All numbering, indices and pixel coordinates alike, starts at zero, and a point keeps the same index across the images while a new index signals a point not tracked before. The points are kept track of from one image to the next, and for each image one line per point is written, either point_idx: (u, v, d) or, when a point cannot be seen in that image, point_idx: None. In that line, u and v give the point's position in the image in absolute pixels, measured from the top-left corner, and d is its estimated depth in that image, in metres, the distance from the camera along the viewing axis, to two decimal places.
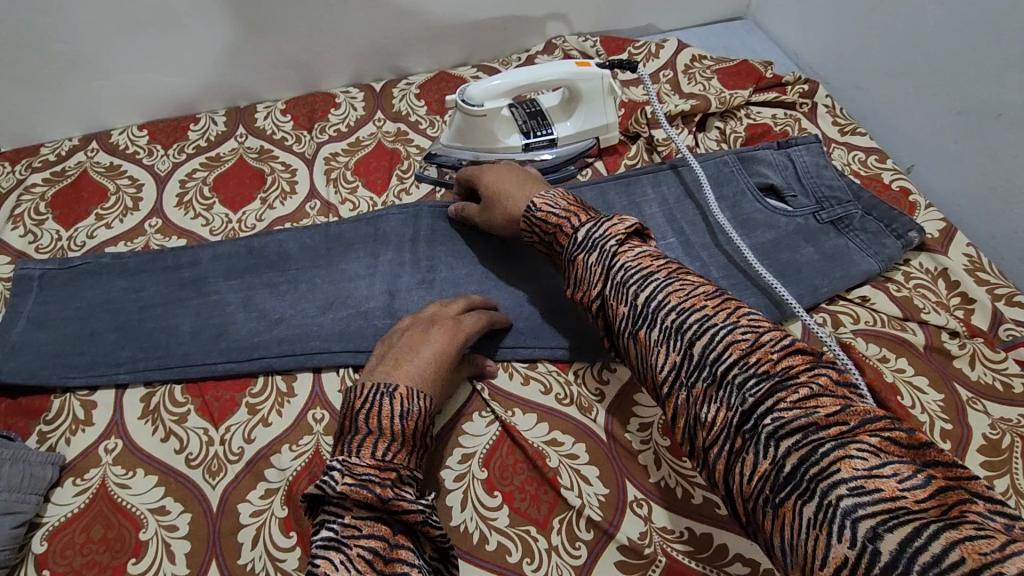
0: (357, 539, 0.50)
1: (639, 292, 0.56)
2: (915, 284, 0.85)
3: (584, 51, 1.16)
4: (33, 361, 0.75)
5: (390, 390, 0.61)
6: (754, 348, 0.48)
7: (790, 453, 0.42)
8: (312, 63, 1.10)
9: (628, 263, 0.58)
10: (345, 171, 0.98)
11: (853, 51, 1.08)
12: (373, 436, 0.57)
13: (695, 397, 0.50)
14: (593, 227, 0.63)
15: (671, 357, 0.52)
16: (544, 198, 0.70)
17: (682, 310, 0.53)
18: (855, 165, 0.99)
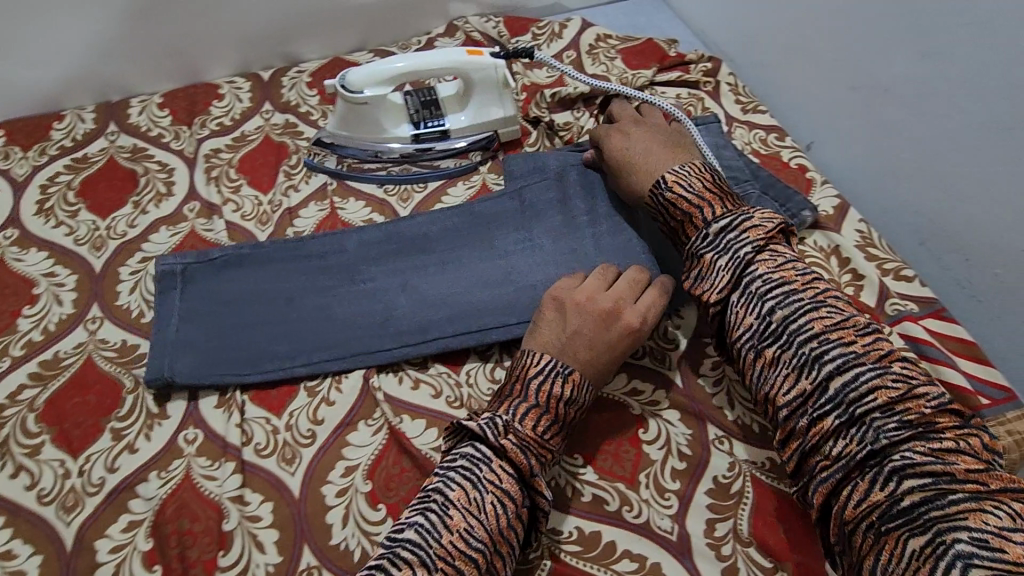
0: (495, 485, 0.56)
1: (776, 309, 0.59)
2: (809, 263, 0.85)
3: (485, 32, 1.11)
4: (180, 356, 0.72)
5: (565, 371, 0.62)
6: (901, 396, 0.52)
7: (913, 492, 0.49)
8: (191, 51, 1.02)
9: (768, 274, 0.60)
10: (227, 168, 0.92)
11: (756, 27, 1.07)
12: (537, 408, 0.60)
13: (818, 427, 0.54)
14: (729, 225, 0.64)
15: (800, 383, 0.56)
16: (678, 176, 0.68)
17: (826, 339, 0.56)
18: (755, 144, 0.99)
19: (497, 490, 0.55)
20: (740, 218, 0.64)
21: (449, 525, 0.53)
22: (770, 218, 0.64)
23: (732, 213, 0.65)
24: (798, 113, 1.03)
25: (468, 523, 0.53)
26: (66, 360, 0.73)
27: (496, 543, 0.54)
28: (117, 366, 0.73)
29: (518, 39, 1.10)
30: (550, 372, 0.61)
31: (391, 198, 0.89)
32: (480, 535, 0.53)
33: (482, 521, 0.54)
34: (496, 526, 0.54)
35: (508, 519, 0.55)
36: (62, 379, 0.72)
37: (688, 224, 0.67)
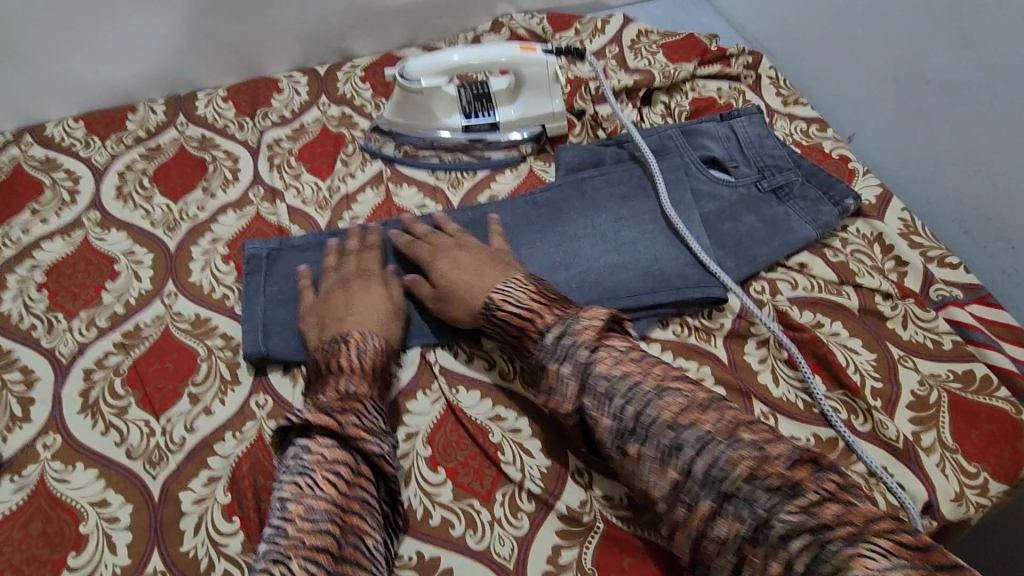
0: (324, 463, 0.59)
1: (627, 406, 0.59)
2: (852, 249, 0.86)
3: (530, 29, 1.15)
4: (271, 335, 0.76)
5: (346, 338, 0.69)
6: (760, 464, 0.52)
7: (803, 550, 0.48)
8: (253, 48, 1.07)
9: (609, 373, 0.60)
10: (288, 157, 0.97)
11: (797, 22, 1.08)
12: (343, 374, 0.66)
13: (702, 516, 0.54)
14: (562, 332, 0.64)
15: (671, 472, 0.56)
16: (504, 295, 0.68)
17: (679, 427, 0.56)
18: (797, 135, 1.01)
19: (322, 465, 0.58)
20: (574, 324, 0.64)
21: (290, 515, 0.55)
22: (600, 314, 0.64)
23: (564, 318, 0.65)
24: (839, 105, 1.05)
25: (304, 505, 0.55)
26: (146, 331, 0.79)
27: (343, 505, 0.56)
28: (193, 337, 0.78)
29: (562, 35, 1.13)
30: (337, 338, 0.69)
31: (443, 184, 0.93)
32: (320, 507, 0.55)
33: (319, 495, 0.56)
34: (336, 492, 0.57)
35: (347, 481, 0.58)
36: (144, 347, 0.77)
37: (525, 338, 0.66)
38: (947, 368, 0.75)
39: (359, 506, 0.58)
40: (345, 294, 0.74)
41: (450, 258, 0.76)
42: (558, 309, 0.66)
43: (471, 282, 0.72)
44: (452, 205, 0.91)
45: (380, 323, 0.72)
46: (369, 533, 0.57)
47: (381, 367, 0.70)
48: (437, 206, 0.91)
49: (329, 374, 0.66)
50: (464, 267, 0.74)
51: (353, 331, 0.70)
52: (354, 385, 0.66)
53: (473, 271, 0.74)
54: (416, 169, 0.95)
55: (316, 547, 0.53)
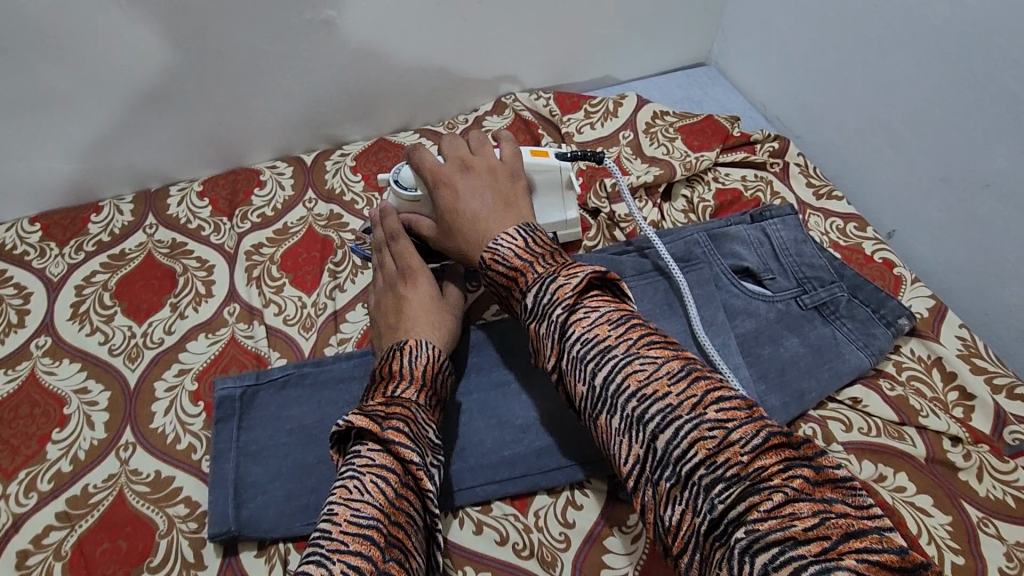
0: (370, 467, 0.53)
1: (598, 372, 0.48)
2: (908, 377, 0.76)
3: (536, 111, 1.06)
4: (243, 505, 0.64)
5: (400, 346, 0.65)
6: (722, 448, 0.41)
7: (765, 573, 0.37)
8: (232, 137, 0.97)
9: (583, 335, 0.50)
10: (269, 266, 0.86)
11: (825, 106, 1.00)
12: (393, 377, 0.62)
13: (656, 500, 0.44)
14: (539, 287, 0.54)
15: (632, 449, 0.46)
16: (493, 249, 0.60)
17: (643, 398, 0.46)
18: (833, 234, 0.91)
19: (372, 469, 0.52)
20: (550, 281, 0.54)
21: (336, 517, 0.49)
22: (581, 270, 0.53)
23: (544, 274, 0.55)
24: (876, 197, 0.96)
25: (353, 508, 0.49)
26: (95, 496, 0.67)
27: (391, 516, 0.50)
28: (151, 504, 0.66)
29: (571, 118, 1.04)
30: (392, 347, 0.65)
31: None
32: (369, 514, 0.49)
33: (367, 500, 0.50)
34: (385, 501, 0.50)
35: (396, 490, 0.52)
36: (92, 519, 0.65)
37: (513, 297, 0.59)
38: None
39: (406, 521, 0.51)
40: (396, 298, 0.73)
41: (455, 187, 0.69)
42: (547, 261, 0.57)
43: (473, 233, 0.65)
44: None
45: (436, 338, 0.69)
46: (413, 556, 0.50)
47: (438, 372, 0.65)
48: None
49: (379, 378, 0.62)
50: (472, 190, 0.68)
51: (407, 339, 0.66)
52: (406, 391, 0.61)
53: (480, 201, 0.67)
54: None
55: (360, 557, 0.46)
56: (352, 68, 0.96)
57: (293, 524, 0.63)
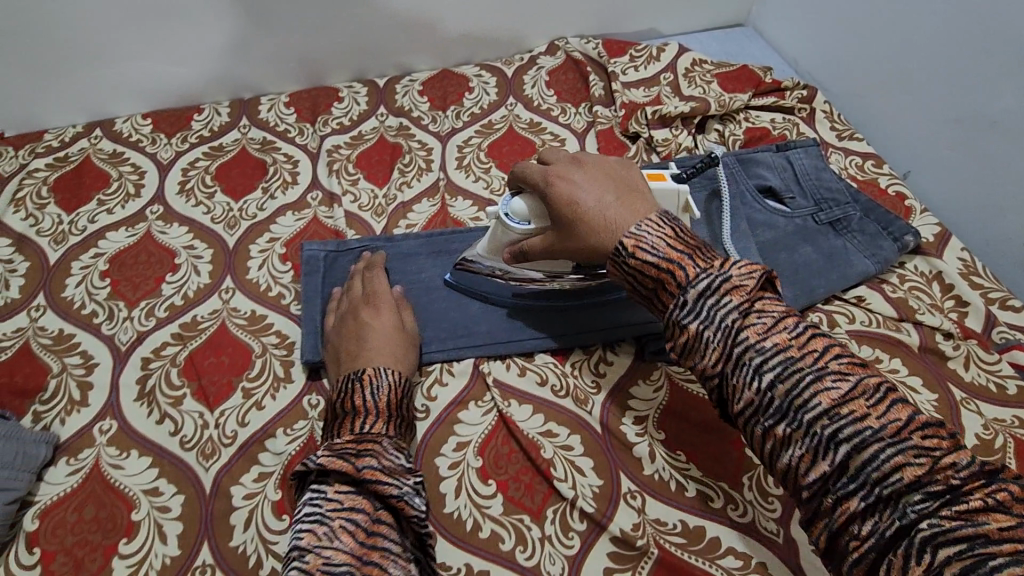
0: (340, 512, 0.55)
1: (776, 382, 0.47)
2: (909, 286, 0.85)
3: (585, 53, 1.17)
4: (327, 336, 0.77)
5: (357, 374, 0.66)
6: (927, 466, 0.41)
7: (951, 563, 0.38)
8: (317, 58, 1.10)
9: (760, 343, 0.48)
10: (346, 164, 0.99)
11: (852, 60, 1.09)
12: (354, 414, 0.63)
13: (774, 442, 0.47)
14: (706, 287, 0.52)
15: (818, 464, 0.45)
16: (638, 236, 0.57)
17: (837, 416, 0.44)
18: (852, 169, 1.00)
19: (341, 515, 0.54)
20: (711, 279, 0.52)
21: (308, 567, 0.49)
22: (754, 271, 0.52)
23: (711, 270, 0.53)
24: (894, 142, 1.05)
25: (323, 556, 0.50)
26: (203, 324, 0.80)
27: (364, 556, 0.51)
28: (248, 333, 0.79)
29: (617, 60, 1.14)
30: (351, 376, 0.67)
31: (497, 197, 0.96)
32: (340, 560, 0.51)
33: (337, 547, 0.51)
34: (356, 543, 0.52)
35: (365, 529, 0.53)
36: (201, 340, 0.78)
37: (662, 291, 0.55)
38: (1011, 413, 0.73)
39: (380, 558, 0.52)
40: (354, 321, 0.73)
41: (571, 179, 0.65)
42: (701, 256, 0.54)
43: (604, 225, 0.61)
44: None
45: (395, 360, 0.70)
46: None
47: (399, 401, 0.67)
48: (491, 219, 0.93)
49: (343, 414, 0.63)
50: (591, 183, 0.64)
51: (364, 369, 0.67)
52: (370, 425, 0.62)
53: (600, 191, 0.63)
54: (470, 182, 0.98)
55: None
56: (427, 2, 1.08)
57: None
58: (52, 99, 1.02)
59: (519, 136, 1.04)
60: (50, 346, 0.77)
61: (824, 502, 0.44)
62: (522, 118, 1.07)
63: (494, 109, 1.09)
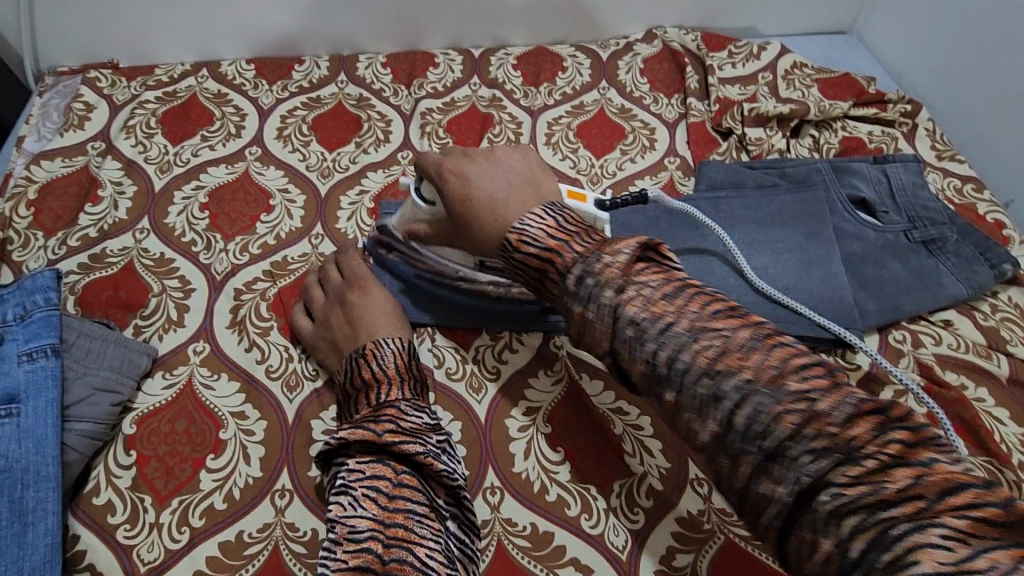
0: (362, 481, 0.55)
1: (733, 408, 0.42)
2: (1002, 316, 0.83)
3: (683, 44, 1.15)
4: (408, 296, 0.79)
5: (360, 353, 0.66)
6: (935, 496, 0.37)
7: None
8: (418, 21, 1.12)
9: (707, 365, 0.44)
10: (438, 127, 1.01)
11: (966, 79, 1.05)
12: (364, 390, 0.63)
13: None
14: (579, 272, 0.51)
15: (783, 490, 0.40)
16: (523, 228, 0.56)
17: (805, 441, 0.40)
18: (949, 191, 0.96)
19: (362, 481, 0.55)
20: (594, 262, 0.50)
21: (336, 539, 0.51)
22: (628, 245, 0.50)
23: (586, 254, 0.51)
24: (999, 169, 1.01)
25: (348, 525, 0.52)
26: (292, 265, 0.82)
27: (388, 519, 0.52)
28: None
29: (715, 55, 1.13)
30: (354, 358, 0.66)
31: (582, 178, 0.97)
32: (363, 526, 0.52)
33: (360, 514, 0.53)
34: (379, 509, 0.53)
35: (387, 495, 0.54)
36: (290, 280, 0.81)
37: (547, 281, 0.54)
38: None
39: (406, 518, 0.53)
40: (345, 305, 0.71)
41: (472, 174, 0.64)
42: (583, 240, 0.53)
43: (489, 216, 0.60)
44: None
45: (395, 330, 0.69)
46: (420, 543, 0.52)
47: (410, 364, 0.66)
48: None
49: (357, 391, 0.63)
50: (483, 174, 0.64)
51: (365, 344, 0.66)
52: (387, 395, 0.62)
53: (489, 179, 0.63)
54: (557, 160, 0.99)
55: (360, 567, 0.48)
56: None
57: (440, 315, 0.78)
58: (166, 36, 1.06)
59: (609, 120, 1.05)
60: (152, 267, 0.81)
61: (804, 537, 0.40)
62: (614, 103, 1.07)
63: (585, 91, 1.09)
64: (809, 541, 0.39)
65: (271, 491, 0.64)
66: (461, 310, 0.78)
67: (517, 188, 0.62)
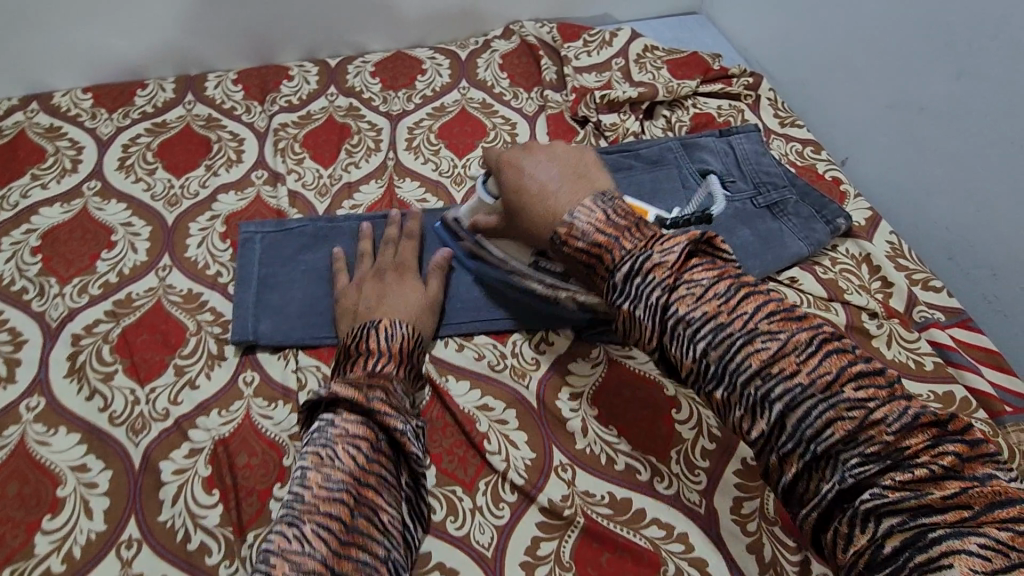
0: (343, 435, 0.55)
1: (708, 349, 0.48)
2: (841, 268, 0.88)
3: (540, 37, 1.17)
4: (277, 324, 0.77)
5: (375, 324, 0.69)
6: (860, 428, 0.43)
7: (893, 533, 0.41)
8: (268, 35, 1.09)
9: (687, 313, 0.49)
10: (293, 142, 0.98)
11: (797, 49, 1.11)
12: (366, 355, 0.64)
13: (717, 405, 0.49)
14: (630, 266, 0.52)
15: (758, 423, 0.47)
16: (572, 222, 0.57)
17: (767, 376, 0.46)
18: (792, 155, 1.03)
19: (344, 437, 0.54)
20: (642, 259, 0.52)
21: (307, 483, 0.51)
22: (677, 243, 0.52)
23: (635, 252, 0.53)
24: (835, 129, 1.07)
25: (323, 474, 0.51)
26: (137, 301, 0.78)
27: (361, 478, 0.52)
28: (183, 311, 0.78)
29: (570, 45, 1.15)
30: (368, 327, 0.68)
31: (445, 179, 0.96)
32: (337, 478, 0.51)
33: (337, 465, 0.52)
34: (356, 465, 0.52)
35: (367, 455, 0.53)
36: (134, 317, 0.77)
37: (595, 276, 0.56)
38: (929, 389, 0.76)
39: (378, 481, 0.53)
40: (377, 285, 0.75)
41: (518, 168, 0.67)
42: (633, 237, 0.54)
43: (541, 206, 0.63)
44: (454, 200, 0.94)
45: (411, 317, 0.73)
46: (385, 510, 0.52)
47: (411, 351, 0.68)
48: (437, 200, 0.93)
49: (356, 354, 0.64)
50: (539, 169, 0.66)
51: (382, 317, 0.70)
52: (381, 366, 0.63)
53: (548, 174, 0.65)
54: (419, 164, 0.98)
55: (329, 515, 0.49)
56: None
57: (303, 334, 0.77)
58: None
59: (471, 118, 1.05)
60: None
61: (770, 461, 0.47)
62: (474, 100, 1.07)
63: (446, 91, 1.08)
64: (774, 463, 0.47)
65: (116, 543, 0.61)
66: (325, 328, 0.77)
67: (575, 176, 0.64)
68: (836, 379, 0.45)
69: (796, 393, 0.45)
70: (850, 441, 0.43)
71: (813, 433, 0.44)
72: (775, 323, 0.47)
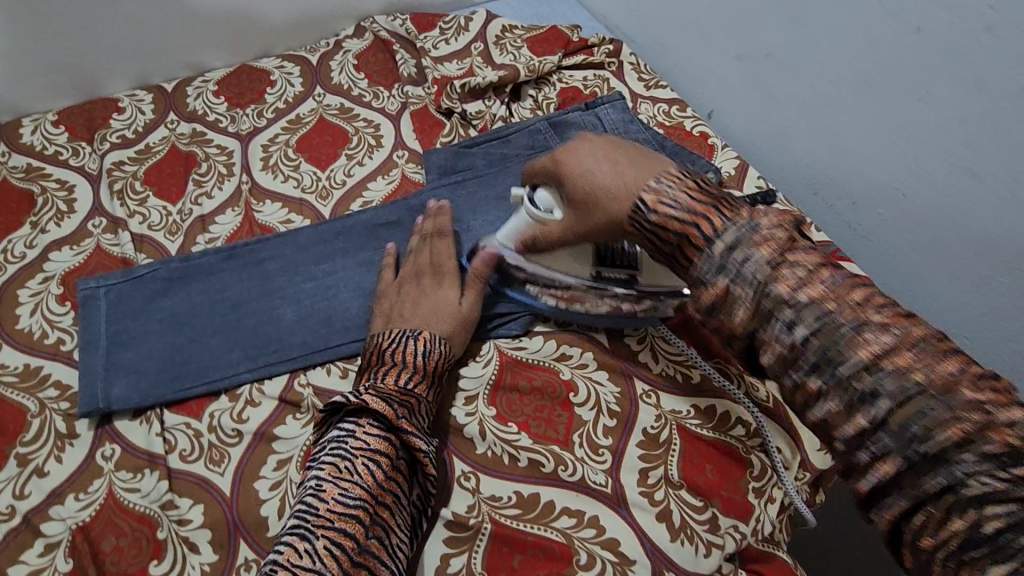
0: (364, 450, 0.56)
1: (716, 238, 0.47)
2: None
3: (394, 31, 1.12)
4: (135, 384, 0.70)
5: (414, 334, 0.66)
6: (830, 292, 0.43)
7: (922, 435, 0.38)
8: (87, 68, 0.99)
9: (678, 206, 0.51)
10: (132, 181, 0.89)
11: (650, 11, 1.12)
12: (397, 367, 0.63)
13: (726, 302, 0.47)
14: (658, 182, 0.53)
15: (761, 312, 0.44)
16: (660, 195, 0.51)
17: (758, 254, 0.46)
18: (659, 117, 1.03)
19: (364, 452, 0.55)
20: (726, 214, 0.48)
21: (323, 495, 0.52)
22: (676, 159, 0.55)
23: (740, 223, 0.47)
24: (695, 86, 1.09)
25: (341, 487, 0.52)
26: None
27: (377, 496, 0.53)
28: (21, 392, 0.70)
29: (426, 35, 1.11)
30: (403, 335, 0.66)
31: (310, 196, 0.90)
32: (356, 494, 0.52)
33: (356, 481, 0.53)
34: (373, 483, 0.54)
35: (385, 473, 0.55)
36: None
37: (682, 254, 0.50)
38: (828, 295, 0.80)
39: (391, 501, 0.54)
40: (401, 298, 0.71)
41: (580, 156, 0.60)
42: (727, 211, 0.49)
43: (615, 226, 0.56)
44: (322, 217, 0.88)
45: (440, 326, 0.69)
46: (393, 531, 0.53)
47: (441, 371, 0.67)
48: (303, 219, 0.87)
49: (391, 364, 0.64)
50: (601, 167, 0.57)
51: (422, 329, 0.67)
52: (404, 382, 0.62)
53: (617, 177, 0.56)
54: (279, 184, 0.91)
55: (342, 531, 0.50)
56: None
57: (165, 391, 0.70)
58: None
59: (330, 125, 0.98)
60: None
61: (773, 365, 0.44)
62: (332, 106, 1.01)
63: (301, 101, 1.01)
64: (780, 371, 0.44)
65: None
66: (190, 380, 0.70)
67: (619, 152, 0.57)
68: (813, 262, 0.45)
69: (797, 278, 0.44)
70: (870, 342, 0.41)
71: (817, 327, 0.43)
72: (776, 217, 0.48)
